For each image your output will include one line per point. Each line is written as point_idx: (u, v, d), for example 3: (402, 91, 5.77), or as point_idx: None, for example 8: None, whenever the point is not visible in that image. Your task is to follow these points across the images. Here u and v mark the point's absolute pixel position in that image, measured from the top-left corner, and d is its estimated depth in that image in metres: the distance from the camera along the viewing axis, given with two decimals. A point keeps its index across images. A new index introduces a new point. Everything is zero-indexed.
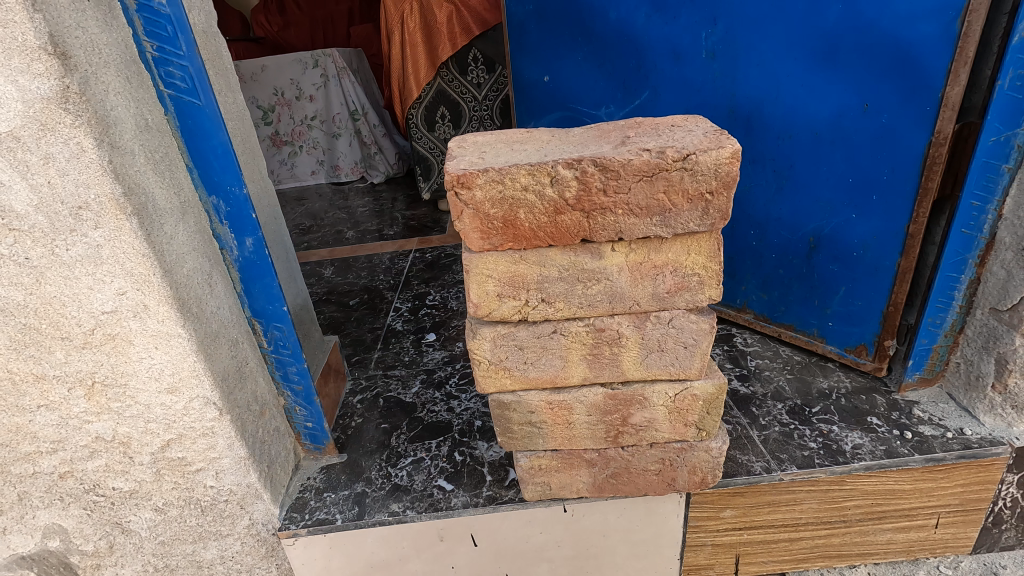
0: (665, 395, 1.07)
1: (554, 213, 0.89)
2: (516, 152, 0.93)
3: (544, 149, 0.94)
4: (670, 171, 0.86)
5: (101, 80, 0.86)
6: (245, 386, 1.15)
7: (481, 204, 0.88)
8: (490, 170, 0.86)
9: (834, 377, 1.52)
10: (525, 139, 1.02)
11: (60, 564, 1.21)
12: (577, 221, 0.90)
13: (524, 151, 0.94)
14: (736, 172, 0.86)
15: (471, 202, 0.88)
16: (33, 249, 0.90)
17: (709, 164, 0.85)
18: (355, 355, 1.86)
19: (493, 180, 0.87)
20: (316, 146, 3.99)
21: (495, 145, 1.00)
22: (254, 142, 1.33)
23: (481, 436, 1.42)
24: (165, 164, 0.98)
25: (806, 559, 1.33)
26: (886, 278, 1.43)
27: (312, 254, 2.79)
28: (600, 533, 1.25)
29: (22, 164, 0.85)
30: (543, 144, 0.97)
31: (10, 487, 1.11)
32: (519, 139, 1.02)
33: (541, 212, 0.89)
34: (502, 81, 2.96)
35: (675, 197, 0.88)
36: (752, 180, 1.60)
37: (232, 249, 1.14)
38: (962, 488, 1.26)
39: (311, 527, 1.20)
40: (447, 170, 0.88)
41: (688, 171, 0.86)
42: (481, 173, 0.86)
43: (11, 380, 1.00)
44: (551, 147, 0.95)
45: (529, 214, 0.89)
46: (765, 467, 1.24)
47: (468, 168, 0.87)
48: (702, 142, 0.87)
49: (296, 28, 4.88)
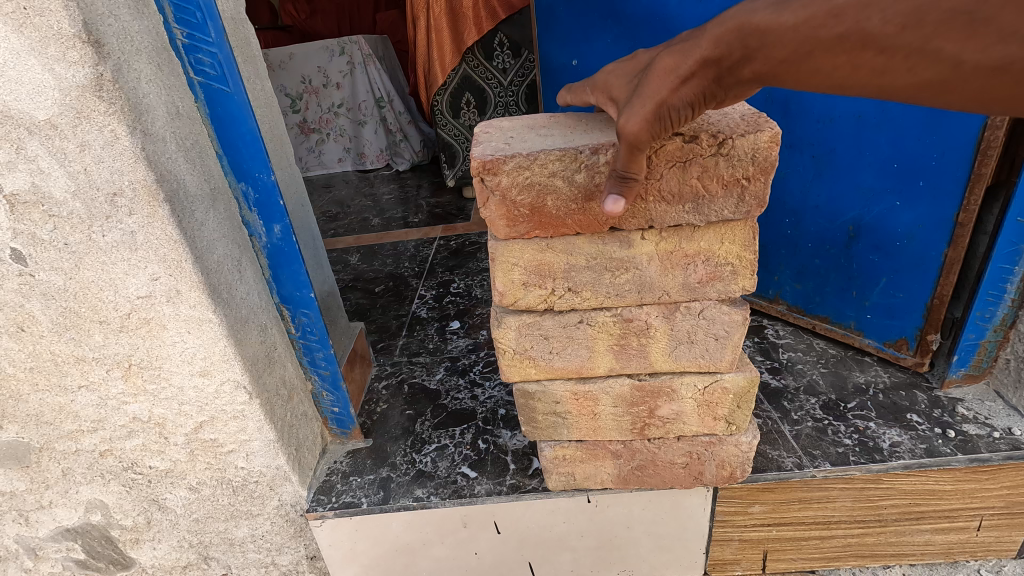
0: (695, 387, 1.04)
1: (583, 199, 0.87)
2: (543, 137, 0.91)
3: (572, 134, 0.92)
4: (705, 156, 0.83)
5: (133, 67, 0.87)
6: (273, 371, 1.17)
7: (508, 190, 0.86)
8: (518, 155, 0.85)
9: (872, 372, 1.46)
10: (551, 124, 0.99)
11: (102, 538, 1.26)
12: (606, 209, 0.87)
13: (552, 136, 0.92)
14: (775, 156, 0.82)
15: (497, 188, 0.86)
16: (71, 235, 0.93)
17: (747, 148, 0.82)
18: (381, 341, 1.88)
19: (520, 165, 0.85)
20: (342, 134, 4.02)
21: (521, 130, 0.98)
22: (282, 129, 1.33)
23: (505, 424, 1.42)
24: (195, 151, 0.99)
25: (837, 558, 1.29)
26: (931, 269, 1.36)
27: (339, 241, 2.82)
28: (624, 525, 1.24)
29: (60, 152, 0.87)
30: (571, 129, 0.94)
31: (55, 463, 1.16)
32: (546, 123, 0.99)
33: (569, 199, 0.87)
34: (528, 66, 2.91)
35: (709, 182, 0.84)
36: (789, 166, 1.54)
37: (261, 236, 1.15)
38: (1008, 491, 1.20)
39: (338, 509, 1.22)
40: (474, 157, 0.87)
41: (723, 155, 0.82)
42: (508, 159, 0.84)
43: (54, 361, 1.04)
44: (579, 132, 0.92)
45: (556, 201, 0.87)
46: (797, 463, 1.20)
47: (494, 153, 0.85)
48: (739, 125, 0.83)
49: (323, 16, 4.91)
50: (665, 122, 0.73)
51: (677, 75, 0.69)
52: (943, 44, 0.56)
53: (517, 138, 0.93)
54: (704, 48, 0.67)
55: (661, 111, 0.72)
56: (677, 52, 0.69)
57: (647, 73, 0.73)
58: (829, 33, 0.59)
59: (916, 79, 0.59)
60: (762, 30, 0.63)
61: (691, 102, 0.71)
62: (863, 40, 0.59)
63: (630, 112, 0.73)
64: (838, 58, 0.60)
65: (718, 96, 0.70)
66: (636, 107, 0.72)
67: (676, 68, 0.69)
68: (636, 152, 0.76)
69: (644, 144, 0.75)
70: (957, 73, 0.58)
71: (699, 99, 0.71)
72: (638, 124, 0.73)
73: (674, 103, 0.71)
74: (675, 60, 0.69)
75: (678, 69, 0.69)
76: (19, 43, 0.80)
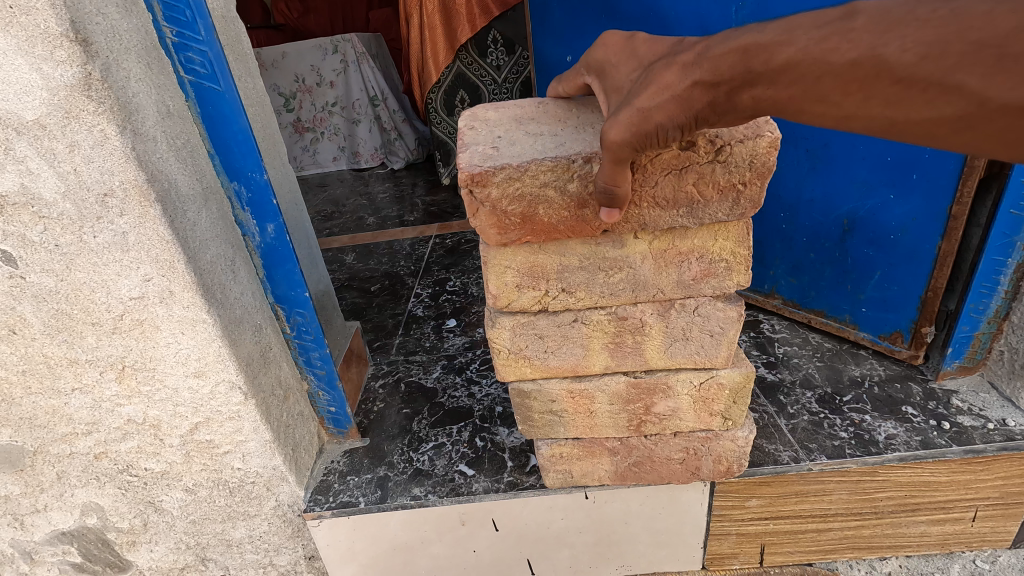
0: (690, 383, 1.04)
1: (576, 207, 0.86)
2: (532, 137, 0.90)
3: (561, 134, 0.90)
4: (702, 163, 0.82)
5: (122, 66, 0.86)
6: (269, 371, 1.17)
7: (498, 201, 0.86)
8: (508, 166, 0.84)
9: (867, 365, 1.46)
10: (539, 118, 0.97)
11: (98, 540, 1.25)
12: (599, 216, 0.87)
13: (541, 135, 0.90)
14: (772, 161, 0.81)
15: (487, 200, 0.85)
16: (62, 236, 0.92)
17: (744, 154, 0.81)
18: (377, 340, 1.87)
19: (510, 177, 0.84)
20: (336, 133, 4.00)
21: (509, 125, 0.96)
22: (275, 128, 1.33)
23: (502, 422, 1.42)
24: (187, 150, 0.99)
25: (834, 551, 1.30)
26: (925, 262, 1.36)
27: (334, 240, 2.81)
28: (622, 521, 1.24)
29: (49, 152, 0.86)
30: (561, 126, 0.93)
31: (50, 466, 1.15)
32: (533, 116, 0.97)
33: (561, 208, 0.86)
34: (522, 63, 2.90)
35: (705, 188, 0.84)
36: (784, 160, 1.54)
37: (254, 236, 1.14)
38: (1002, 481, 1.21)
39: (335, 509, 1.22)
40: (461, 166, 0.85)
41: (720, 161, 0.82)
42: (497, 170, 0.83)
43: (47, 364, 1.03)
44: (569, 131, 0.90)
45: (547, 211, 0.87)
46: (793, 457, 1.20)
47: (482, 164, 0.84)
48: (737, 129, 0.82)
49: (316, 14, 4.88)
50: (650, 139, 0.69)
51: (670, 89, 0.66)
52: (966, 78, 0.52)
53: (504, 139, 0.91)
54: (701, 65, 0.64)
55: (649, 128, 0.68)
56: (676, 67, 0.66)
57: (641, 83, 0.69)
58: (842, 58, 0.56)
59: (935, 115, 0.55)
60: (771, 52, 0.60)
61: (681, 124, 0.67)
62: (878, 68, 0.55)
63: (616, 122, 0.69)
64: (849, 86, 0.57)
65: (710, 119, 0.67)
66: (623, 117, 0.69)
67: (669, 85, 0.66)
68: (620, 167, 0.73)
69: (627, 158, 0.72)
70: (980, 113, 0.53)
71: (690, 122, 0.67)
72: (621, 134, 0.70)
73: (664, 121, 0.67)
74: (670, 74, 0.66)
75: (673, 84, 0.66)
76: (6, 42, 0.79)
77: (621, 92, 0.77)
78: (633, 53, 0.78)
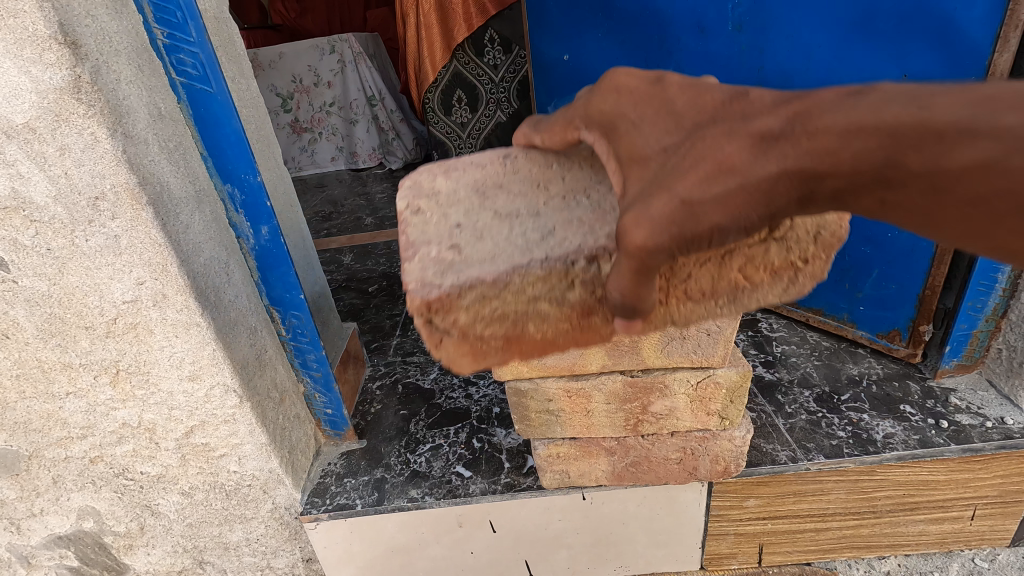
0: (687, 383, 1.04)
1: (578, 316, 0.69)
2: (504, 224, 0.73)
3: (541, 215, 0.73)
4: (751, 244, 0.65)
5: (113, 68, 0.85)
6: (264, 374, 1.16)
7: (469, 325, 0.69)
8: (480, 282, 0.66)
9: (865, 364, 1.46)
10: (511, 183, 0.80)
11: (95, 544, 1.25)
12: (610, 322, 0.70)
13: (517, 217, 0.74)
14: (842, 231, 0.66)
15: (454, 326, 0.69)
16: (54, 240, 0.91)
17: (804, 226, 0.65)
18: (374, 341, 1.87)
19: (485, 297, 0.66)
20: (334, 133, 3.99)
21: (470, 202, 0.79)
22: (268, 130, 1.32)
23: (499, 423, 1.42)
24: (179, 153, 0.98)
25: (832, 550, 1.29)
26: (923, 260, 1.36)
27: (332, 241, 2.80)
28: (620, 521, 1.24)
29: (40, 156, 0.85)
30: (540, 197, 0.76)
31: (45, 471, 1.15)
32: (505, 182, 0.81)
33: (556, 321, 0.70)
34: (519, 62, 2.89)
35: (755, 273, 0.67)
36: None
37: (248, 238, 1.14)
38: (1001, 480, 1.20)
39: (332, 512, 1.22)
40: (413, 286, 0.67)
41: (775, 239, 0.66)
42: (465, 291, 0.66)
43: (41, 368, 1.03)
44: (553, 207, 0.74)
45: (540, 326, 0.71)
46: (791, 456, 1.20)
47: (442, 279, 0.67)
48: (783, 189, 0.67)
49: (313, 14, 4.87)
50: (695, 242, 0.47)
51: (737, 171, 0.45)
52: None
53: (469, 223, 0.75)
54: (795, 148, 0.42)
55: (699, 231, 0.47)
56: (748, 143, 0.45)
57: (686, 158, 0.49)
58: None
59: None
60: (953, 141, 0.36)
61: (747, 227, 0.46)
62: None
63: (643, 217, 0.49)
64: None
65: (784, 218, 0.46)
66: (659, 209, 0.48)
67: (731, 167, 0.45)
68: (644, 276, 0.53)
69: (656, 266, 0.51)
70: None
71: (761, 223, 0.46)
72: (651, 237, 0.48)
73: (721, 222, 0.46)
74: (736, 155, 0.45)
75: (741, 174, 0.45)
76: None
77: (646, 162, 0.55)
78: (669, 111, 0.57)
